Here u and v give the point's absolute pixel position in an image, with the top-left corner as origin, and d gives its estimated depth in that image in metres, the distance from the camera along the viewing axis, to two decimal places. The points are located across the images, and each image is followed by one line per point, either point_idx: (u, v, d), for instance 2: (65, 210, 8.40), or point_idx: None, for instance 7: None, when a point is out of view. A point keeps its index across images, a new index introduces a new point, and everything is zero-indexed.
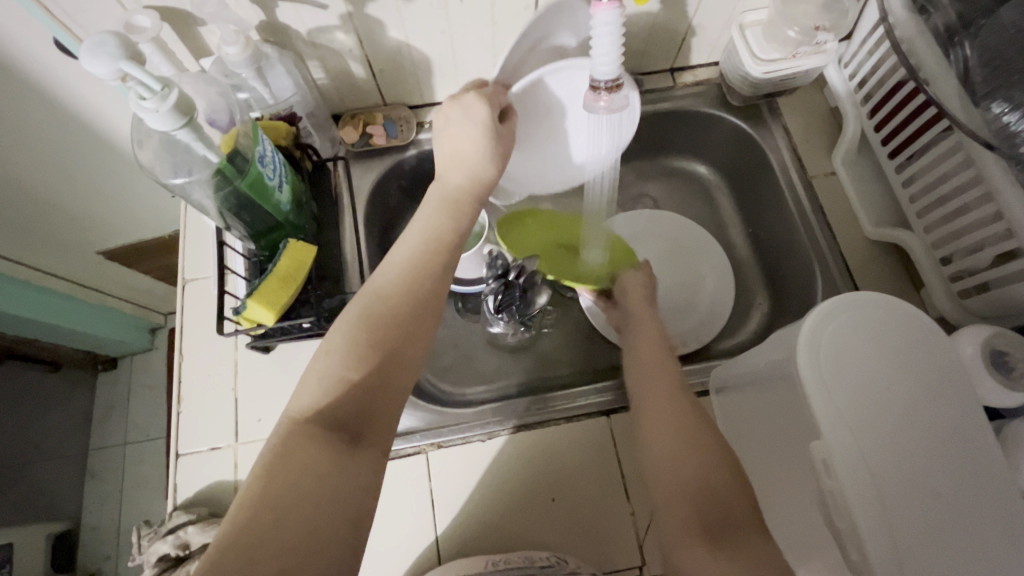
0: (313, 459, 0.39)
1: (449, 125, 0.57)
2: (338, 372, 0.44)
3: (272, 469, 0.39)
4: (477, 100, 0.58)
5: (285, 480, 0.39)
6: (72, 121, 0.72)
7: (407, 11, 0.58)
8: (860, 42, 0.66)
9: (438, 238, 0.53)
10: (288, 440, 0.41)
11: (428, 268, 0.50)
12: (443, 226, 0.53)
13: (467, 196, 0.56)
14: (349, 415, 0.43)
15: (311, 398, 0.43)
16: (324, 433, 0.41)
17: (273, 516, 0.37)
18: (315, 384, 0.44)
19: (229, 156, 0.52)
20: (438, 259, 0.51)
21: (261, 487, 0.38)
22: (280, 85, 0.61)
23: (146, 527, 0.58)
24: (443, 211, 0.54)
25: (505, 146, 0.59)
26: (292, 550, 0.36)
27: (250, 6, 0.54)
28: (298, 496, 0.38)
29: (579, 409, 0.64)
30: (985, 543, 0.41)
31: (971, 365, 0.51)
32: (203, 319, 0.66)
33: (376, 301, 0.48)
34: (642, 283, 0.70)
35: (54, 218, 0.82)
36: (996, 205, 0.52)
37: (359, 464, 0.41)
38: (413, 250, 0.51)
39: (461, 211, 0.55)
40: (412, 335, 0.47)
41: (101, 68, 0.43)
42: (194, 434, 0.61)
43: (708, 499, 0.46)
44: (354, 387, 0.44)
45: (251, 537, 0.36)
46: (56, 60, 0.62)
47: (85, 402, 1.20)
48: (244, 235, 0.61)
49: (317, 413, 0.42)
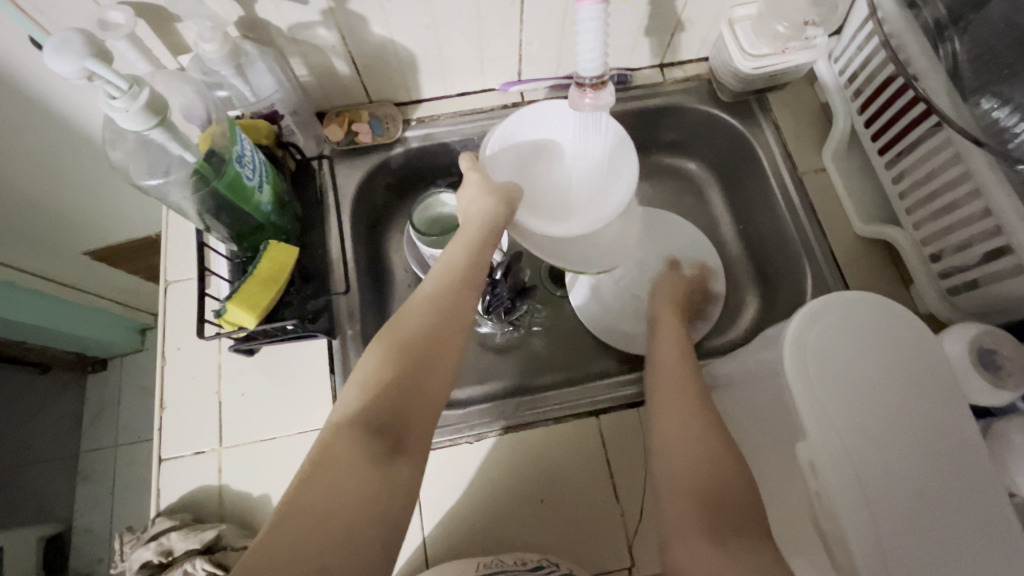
0: (355, 461, 0.40)
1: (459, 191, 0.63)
2: (376, 378, 0.45)
3: (315, 469, 0.39)
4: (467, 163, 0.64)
5: (328, 479, 0.39)
6: (54, 122, 0.70)
7: (390, 7, 0.57)
8: (850, 37, 0.66)
9: (456, 267, 0.55)
10: (330, 442, 0.41)
11: (452, 287, 0.53)
12: (459, 257, 0.56)
13: (482, 224, 0.58)
14: (389, 418, 0.44)
15: (348, 404, 0.44)
16: (365, 436, 0.42)
17: (317, 516, 0.37)
18: (353, 391, 0.45)
19: (206, 155, 0.51)
20: (462, 281, 0.54)
21: (302, 487, 0.38)
22: (262, 83, 0.60)
23: (128, 534, 0.57)
24: (462, 242, 0.57)
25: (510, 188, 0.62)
26: (336, 545, 0.36)
27: (228, 2, 0.53)
28: (342, 496, 0.38)
29: (567, 409, 0.63)
30: (972, 545, 0.41)
31: (958, 363, 0.51)
32: (186, 321, 0.65)
33: (405, 318, 0.50)
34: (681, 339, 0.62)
35: (38, 221, 0.81)
36: (984, 201, 0.52)
37: (401, 470, 0.41)
38: (435, 274, 0.54)
39: (473, 240, 0.57)
40: (442, 348, 0.49)
41: (66, 67, 0.41)
42: (178, 438, 0.60)
43: (721, 498, 0.45)
44: (393, 392, 0.45)
45: (300, 529, 0.36)
46: (32, 59, 0.60)
47: (75, 404, 1.19)
48: (224, 236, 0.60)
49: (355, 417, 0.43)
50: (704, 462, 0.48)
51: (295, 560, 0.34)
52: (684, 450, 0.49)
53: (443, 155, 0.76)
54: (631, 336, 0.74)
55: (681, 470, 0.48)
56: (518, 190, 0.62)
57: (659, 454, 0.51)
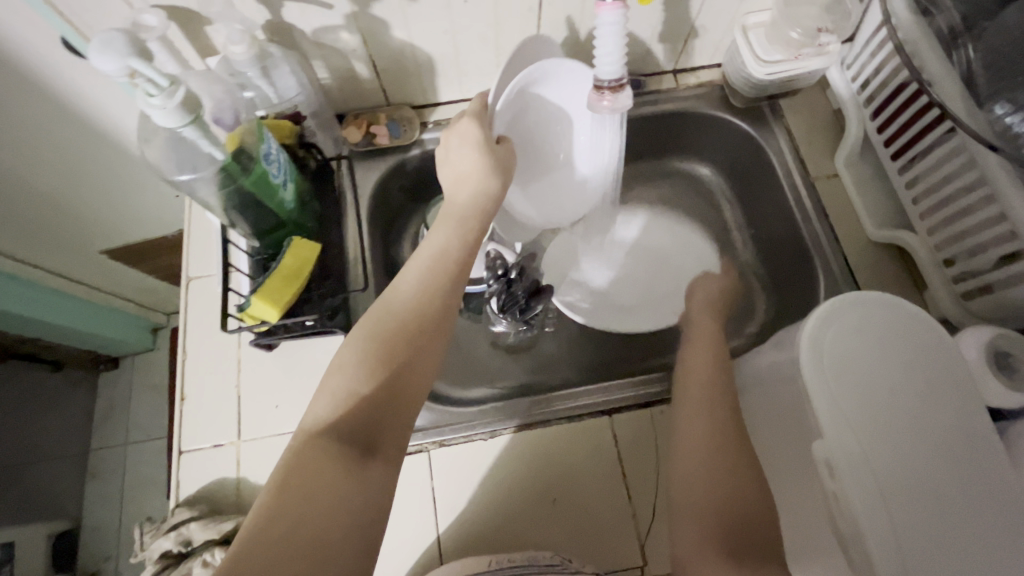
0: (326, 471, 0.39)
1: (449, 152, 0.57)
2: (350, 386, 0.44)
3: (285, 482, 0.39)
4: (468, 123, 0.56)
5: (299, 490, 0.38)
6: (80, 121, 0.72)
7: (412, 11, 0.58)
8: (862, 44, 0.67)
9: (444, 256, 0.52)
10: (301, 453, 0.41)
11: (436, 283, 0.50)
12: (450, 246, 0.52)
13: (475, 212, 0.55)
14: (362, 426, 0.43)
15: (323, 411, 0.43)
16: (337, 444, 0.41)
17: (286, 527, 0.36)
18: (328, 396, 0.44)
19: (235, 154, 0.52)
20: (449, 273, 0.51)
21: (272, 500, 0.38)
22: (285, 85, 0.62)
23: (148, 524, 0.58)
24: (454, 229, 0.54)
25: (506, 161, 0.58)
26: (306, 558, 0.35)
27: (256, 6, 0.55)
28: (312, 507, 0.38)
29: (583, 409, 0.64)
30: (990, 545, 0.41)
31: (974, 366, 0.51)
32: (206, 317, 0.66)
33: (387, 314, 0.48)
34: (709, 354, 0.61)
35: (58, 218, 0.82)
36: (999, 206, 0.52)
37: (373, 476, 0.41)
38: (421, 267, 0.51)
39: (468, 233, 0.54)
40: (422, 346, 0.47)
41: (109, 65, 0.42)
42: (197, 431, 0.61)
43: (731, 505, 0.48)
44: (366, 400, 0.44)
45: (269, 542, 0.36)
46: (61, 59, 0.62)
47: (86, 401, 1.20)
48: (247, 233, 0.61)
49: (329, 426, 0.42)
50: (725, 466, 0.50)
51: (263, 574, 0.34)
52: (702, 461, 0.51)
53: None
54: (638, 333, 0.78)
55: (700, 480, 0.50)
56: (512, 155, 0.60)
57: (682, 456, 0.53)
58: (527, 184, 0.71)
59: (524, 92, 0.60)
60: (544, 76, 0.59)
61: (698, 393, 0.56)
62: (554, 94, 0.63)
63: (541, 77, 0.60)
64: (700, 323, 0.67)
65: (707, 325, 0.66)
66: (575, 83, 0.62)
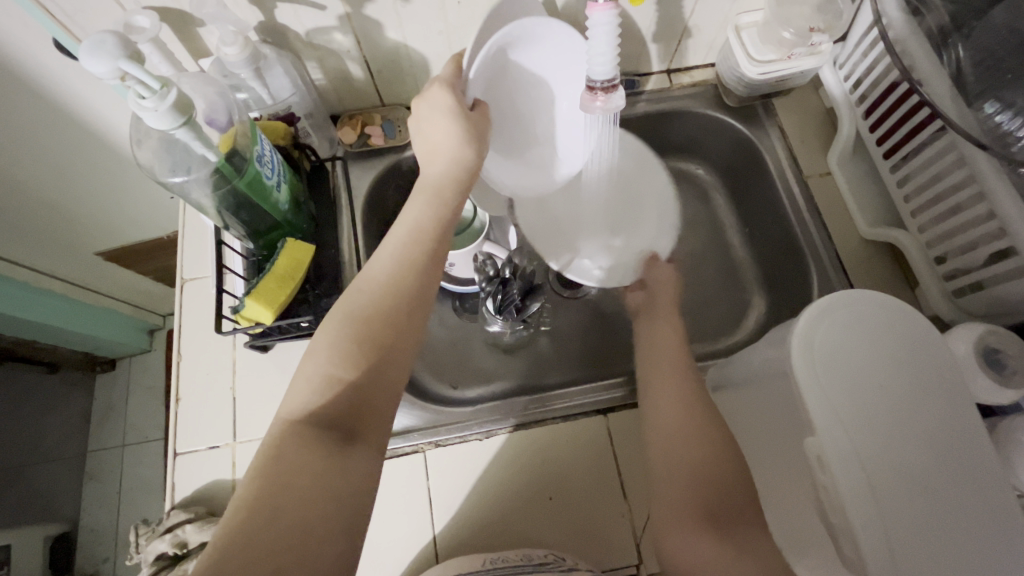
0: (306, 460, 0.39)
1: (420, 122, 0.54)
2: (327, 370, 0.44)
3: (263, 471, 0.39)
4: (440, 90, 0.52)
5: (279, 480, 0.38)
6: (74, 123, 0.72)
7: (405, 12, 0.58)
8: (855, 44, 0.67)
9: (420, 232, 0.50)
10: (280, 442, 0.41)
11: (412, 262, 0.49)
12: (424, 219, 0.51)
13: (451, 183, 0.53)
14: (341, 413, 0.43)
15: (301, 398, 0.43)
16: (315, 431, 0.41)
17: (267, 516, 0.37)
18: (306, 383, 0.44)
19: (228, 155, 0.53)
20: (426, 250, 0.50)
21: (252, 490, 0.38)
22: (279, 86, 0.62)
23: (144, 527, 0.58)
24: (428, 200, 0.52)
25: (481, 129, 0.54)
26: (287, 547, 0.36)
27: (249, 7, 0.55)
28: (293, 495, 0.38)
29: (576, 407, 0.64)
30: (979, 540, 0.42)
31: (964, 362, 0.52)
32: (201, 319, 0.66)
33: (362, 296, 0.47)
34: (673, 337, 0.65)
35: (52, 221, 0.82)
36: (989, 204, 0.53)
37: (354, 462, 0.41)
38: (396, 244, 0.50)
39: (444, 206, 0.52)
40: (400, 327, 0.46)
41: (100, 67, 0.43)
42: (193, 433, 0.61)
43: (708, 484, 0.51)
44: (345, 386, 0.43)
45: (250, 534, 0.36)
46: (53, 61, 0.62)
47: (83, 403, 1.20)
48: (242, 235, 0.61)
49: (308, 414, 0.42)
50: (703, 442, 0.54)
51: (246, 563, 0.35)
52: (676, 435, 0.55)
53: None
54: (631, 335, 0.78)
55: (682, 466, 0.53)
56: (487, 123, 0.55)
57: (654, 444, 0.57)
58: (514, 153, 0.69)
59: (503, 52, 0.57)
60: (526, 34, 0.56)
61: (670, 384, 0.59)
62: (537, 58, 0.61)
63: (522, 36, 0.56)
64: (660, 302, 0.70)
65: (665, 305, 0.70)
66: (558, 45, 0.60)
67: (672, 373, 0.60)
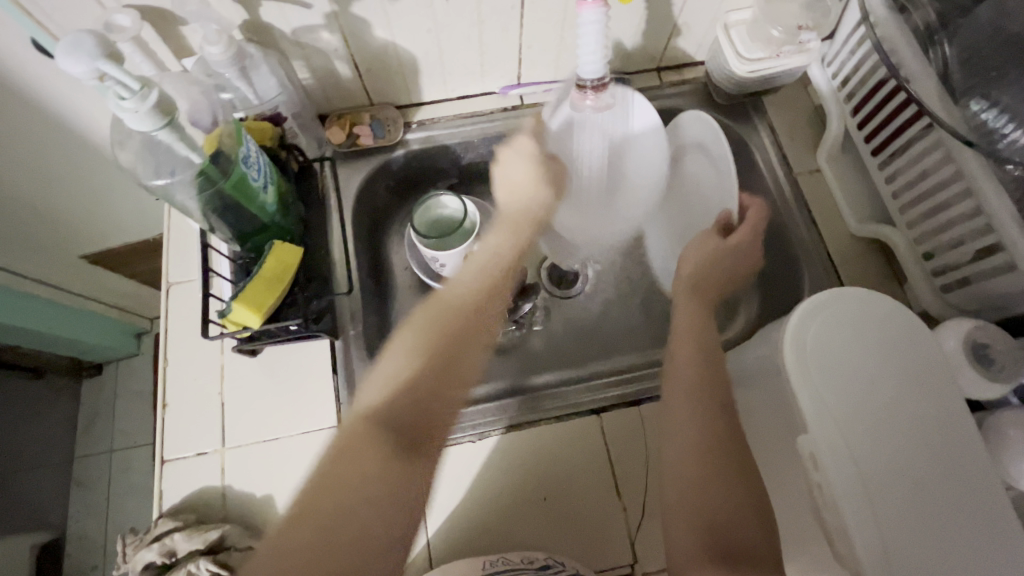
0: (374, 458, 0.42)
1: (503, 166, 0.63)
2: (401, 373, 0.47)
3: (331, 463, 0.42)
4: (526, 140, 0.65)
5: (346, 473, 0.41)
6: (55, 123, 0.70)
7: (393, 10, 0.58)
8: (843, 41, 0.67)
9: (498, 263, 0.57)
10: (351, 436, 0.44)
11: (488, 288, 0.54)
12: (502, 253, 0.58)
13: (526, 222, 0.62)
14: (408, 415, 0.45)
15: (372, 395, 0.46)
16: (385, 430, 0.44)
17: (334, 505, 0.40)
18: (380, 382, 0.47)
19: (212, 157, 0.52)
20: (500, 279, 0.55)
21: (320, 479, 0.41)
22: (265, 86, 0.61)
23: (130, 536, 0.57)
24: (508, 235, 0.60)
25: (559, 175, 0.65)
26: (350, 537, 0.39)
27: (233, 6, 0.54)
28: (360, 488, 0.41)
29: (568, 408, 0.64)
30: (970, 535, 0.42)
31: (953, 358, 0.52)
32: (188, 322, 0.65)
33: (439, 310, 0.51)
34: (696, 333, 0.58)
35: (34, 225, 0.80)
36: (976, 201, 0.53)
37: (413, 466, 0.43)
38: (474, 271, 0.55)
39: (520, 240, 0.60)
40: (472, 343, 0.50)
41: (78, 67, 0.42)
42: (180, 439, 0.60)
43: (718, 515, 0.47)
44: (416, 389, 0.46)
45: (318, 521, 0.40)
46: (33, 61, 0.60)
47: (69, 409, 1.18)
48: (229, 238, 0.60)
49: (377, 411, 0.45)
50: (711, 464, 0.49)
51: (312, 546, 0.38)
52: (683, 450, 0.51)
53: (443, 157, 0.76)
54: (624, 333, 0.78)
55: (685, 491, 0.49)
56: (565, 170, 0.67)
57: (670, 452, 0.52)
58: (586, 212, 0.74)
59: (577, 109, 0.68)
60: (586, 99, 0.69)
61: (686, 393, 0.53)
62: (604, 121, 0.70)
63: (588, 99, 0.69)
64: (686, 300, 0.62)
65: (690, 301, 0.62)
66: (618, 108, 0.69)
67: (692, 381, 0.54)
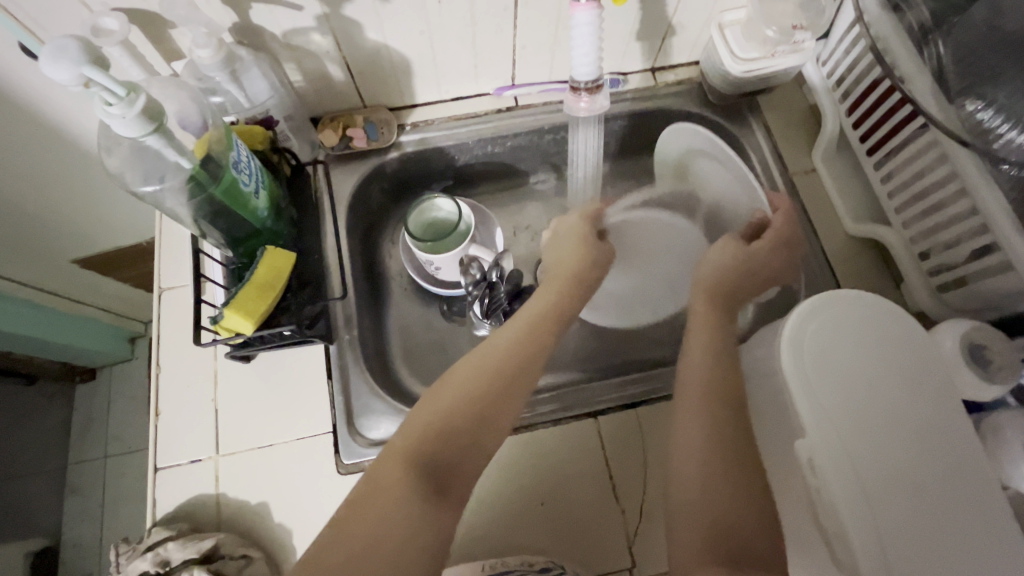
0: (404, 503, 0.43)
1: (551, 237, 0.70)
2: (449, 406, 0.49)
3: (360, 502, 0.43)
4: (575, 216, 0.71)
5: (369, 514, 0.42)
6: (46, 129, 0.70)
7: (384, 12, 0.57)
8: (837, 40, 0.67)
9: (557, 304, 0.59)
10: (384, 473, 0.44)
11: (546, 323, 0.56)
12: (560, 294, 0.60)
13: (582, 265, 0.64)
14: (446, 458, 0.46)
15: (418, 425, 0.48)
16: (418, 474, 0.45)
17: (360, 544, 0.40)
18: (428, 410, 0.49)
19: (202, 161, 0.51)
20: (555, 320, 0.57)
21: (347, 514, 0.42)
22: (256, 89, 0.60)
23: (124, 545, 0.56)
24: (559, 287, 0.61)
25: (602, 254, 0.67)
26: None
27: (222, 7, 0.53)
28: (382, 533, 0.41)
29: (567, 411, 0.64)
30: (969, 537, 0.42)
31: (950, 359, 0.52)
32: (180, 328, 0.65)
33: (494, 344, 0.53)
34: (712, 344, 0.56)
35: (23, 231, 0.79)
36: (971, 200, 0.53)
37: (440, 517, 0.44)
38: (531, 309, 0.58)
39: (571, 291, 0.61)
40: (523, 381, 0.52)
41: (62, 74, 0.41)
42: (174, 446, 0.60)
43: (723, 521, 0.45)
44: (461, 431, 0.48)
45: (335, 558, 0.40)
46: (20, 66, 0.60)
47: (62, 414, 1.17)
48: (221, 243, 0.60)
49: (418, 449, 0.46)
50: (716, 467, 0.48)
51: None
52: (687, 454, 0.50)
53: (438, 160, 0.76)
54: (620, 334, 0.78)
55: (689, 493, 0.48)
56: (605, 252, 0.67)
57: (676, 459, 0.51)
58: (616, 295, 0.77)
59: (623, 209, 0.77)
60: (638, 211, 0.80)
61: (695, 399, 0.52)
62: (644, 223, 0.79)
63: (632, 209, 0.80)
64: (700, 312, 0.59)
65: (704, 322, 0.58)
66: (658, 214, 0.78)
67: (704, 388, 0.52)
